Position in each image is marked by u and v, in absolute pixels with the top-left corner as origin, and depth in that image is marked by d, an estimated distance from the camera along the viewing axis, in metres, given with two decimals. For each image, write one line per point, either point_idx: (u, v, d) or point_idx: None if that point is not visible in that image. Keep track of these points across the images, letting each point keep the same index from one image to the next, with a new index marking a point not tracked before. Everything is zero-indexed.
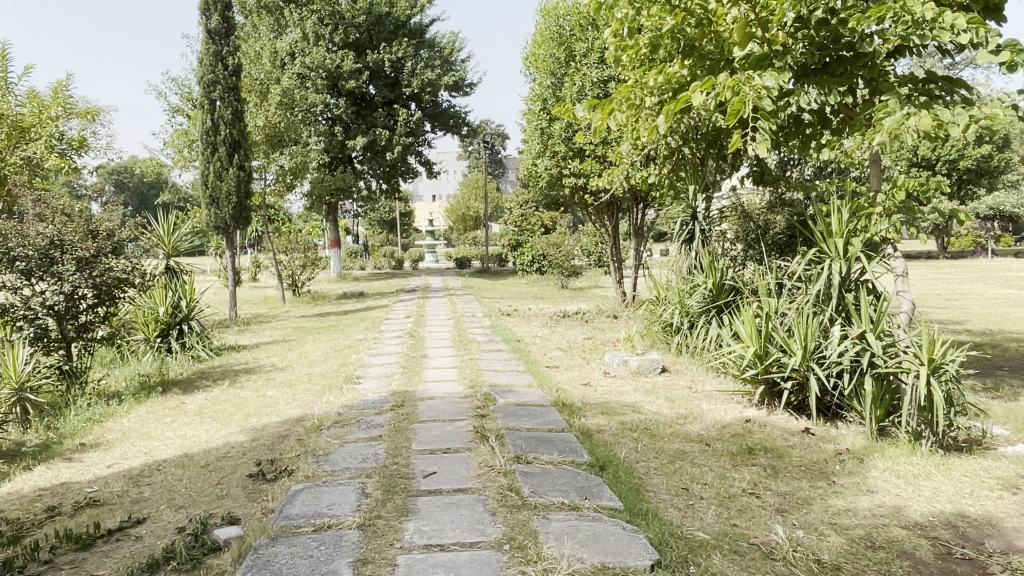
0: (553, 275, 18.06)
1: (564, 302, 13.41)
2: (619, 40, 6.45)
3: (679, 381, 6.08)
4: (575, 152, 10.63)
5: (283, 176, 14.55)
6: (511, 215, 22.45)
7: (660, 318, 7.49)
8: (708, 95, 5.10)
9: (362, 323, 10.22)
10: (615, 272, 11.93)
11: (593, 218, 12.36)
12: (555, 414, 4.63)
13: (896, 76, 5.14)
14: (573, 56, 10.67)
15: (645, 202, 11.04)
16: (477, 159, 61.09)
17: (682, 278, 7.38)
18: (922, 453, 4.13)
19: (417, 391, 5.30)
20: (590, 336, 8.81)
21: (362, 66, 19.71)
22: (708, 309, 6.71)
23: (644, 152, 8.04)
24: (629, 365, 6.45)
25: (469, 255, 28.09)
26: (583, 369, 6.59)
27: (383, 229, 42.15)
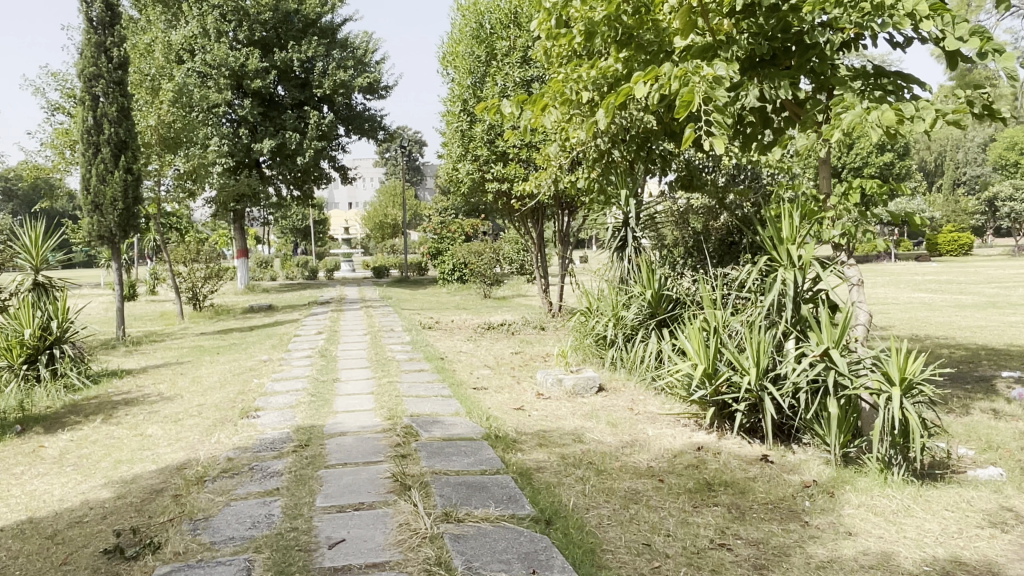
0: (475, 283, 17.48)
1: (488, 313, 12.82)
2: (547, 31, 5.89)
3: (619, 402, 5.55)
4: (498, 155, 10.06)
5: (181, 181, 13.43)
6: (430, 223, 21.72)
7: (593, 331, 6.94)
8: (651, 88, 4.56)
9: (268, 341, 9.33)
10: (540, 280, 11.42)
11: (517, 224, 11.82)
12: (487, 450, 3.99)
13: (847, 70, 4.77)
14: (494, 55, 10.12)
15: (572, 211, 10.74)
16: (394, 165, 60.11)
17: (615, 288, 6.86)
18: (896, 483, 3.71)
19: (325, 425, 4.58)
20: (518, 351, 8.22)
21: (270, 65, 18.63)
22: (646, 320, 6.22)
23: (572, 155, 7.52)
24: (563, 386, 5.86)
25: (387, 264, 27.18)
26: (513, 391, 5.96)
27: (295, 237, 40.62)
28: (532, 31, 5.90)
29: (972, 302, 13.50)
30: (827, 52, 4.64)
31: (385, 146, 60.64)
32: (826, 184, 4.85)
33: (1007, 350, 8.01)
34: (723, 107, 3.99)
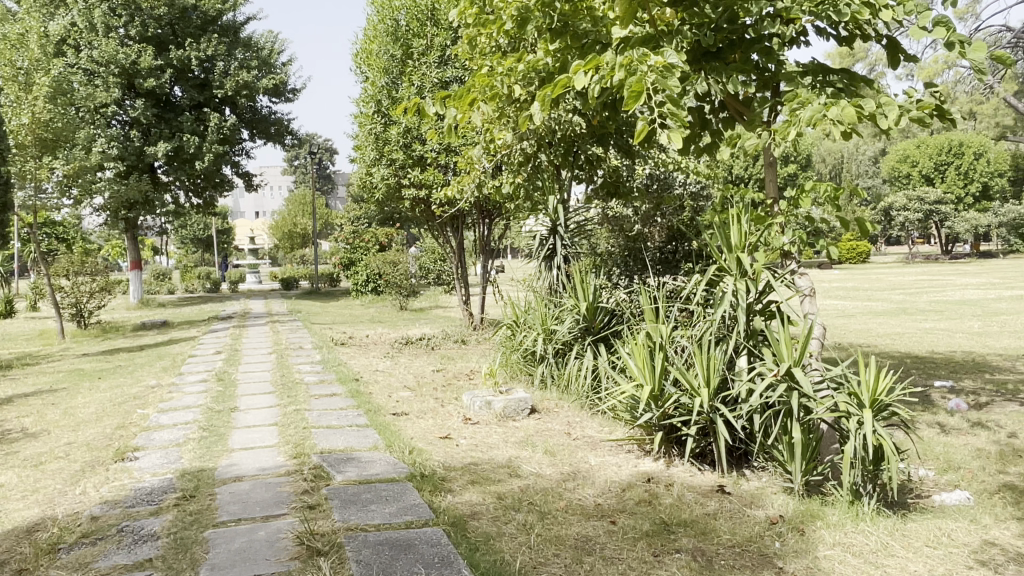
0: (390, 295, 16.71)
1: (404, 327, 12.14)
2: (469, 20, 5.38)
3: (555, 426, 5.04)
4: (415, 160, 9.47)
5: (61, 187, 12.19)
6: (341, 232, 20.80)
7: (520, 345, 6.43)
8: (592, 79, 4.11)
9: (159, 362, 8.38)
10: (460, 290, 10.88)
11: (435, 232, 11.23)
12: (412, 495, 3.42)
13: (795, 66, 4.47)
14: (410, 53, 9.53)
15: (493, 218, 10.26)
16: (304, 174, 58.25)
17: (544, 299, 6.39)
18: (868, 516, 3.34)
19: (217, 469, 3.88)
20: (439, 368, 7.62)
21: (165, 63, 17.40)
22: (579, 334, 5.76)
23: (496, 159, 7.06)
24: (492, 409, 5.35)
25: (297, 276, 26.00)
26: (437, 416, 5.38)
27: (197, 248, 38.57)
28: (453, 20, 5.37)
29: (884, 309, 13.71)
30: (775, 44, 4.32)
31: (294, 153, 58.69)
32: (773, 188, 4.53)
33: (933, 358, 7.95)
34: (676, 98, 3.57)
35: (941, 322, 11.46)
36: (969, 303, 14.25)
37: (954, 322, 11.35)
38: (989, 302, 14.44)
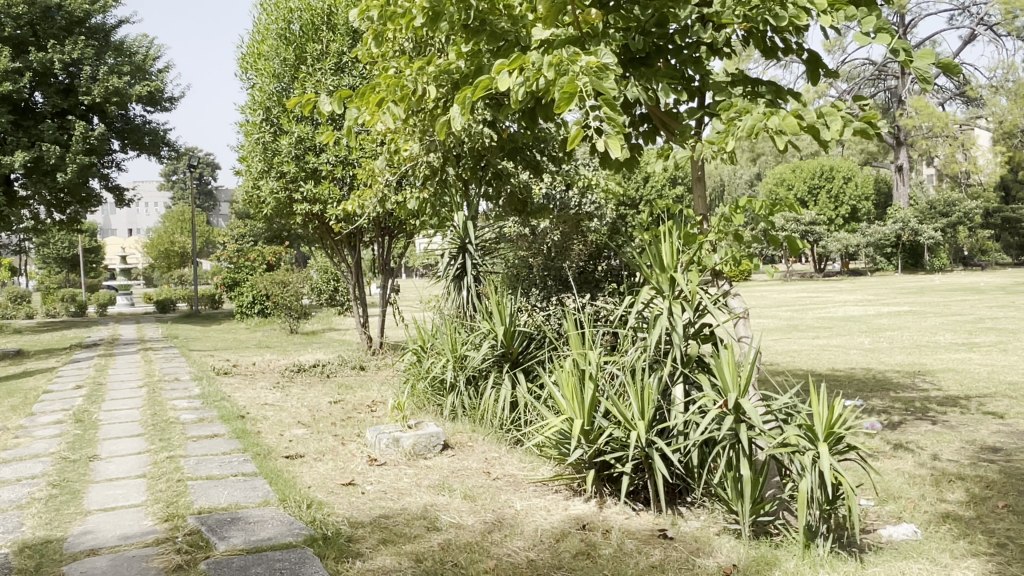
0: (278, 317, 15.70)
1: (295, 352, 11.30)
2: (371, 18, 4.85)
3: (472, 464, 4.55)
4: (308, 172, 8.79)
5: None
6: (224, 250, 19.49)
7: (427, 373, 5.91)
8: (516, 81, 3.69)
9: (7, 399, 7.27)
10: (357, 313, 10.23)
11: (329, 251, 10.54)
12: (314, 564, 2.85)
13: (724, 76, 4.23)
14: (303, 58, 8.87)
15: (392, 236, 9.73)
16: (183, 189, 55.20)
17: (453, 323, 5.91)
18: (828, 562, 3.03)
19: (66, 540, 3.16)
20: (336, 399, 6.96)
21: (23, 66, 15.77)
22: (494, 363, 5.33)
23: (400, 171, 6.59)
24: (401, 447, 4.80)
25: (174, 297, 24.25)
26: (336, 458, 4.77)
27: (61, 267, 35.55)
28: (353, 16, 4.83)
29: (777, 326, 14.03)
30: (705, 52, 4.07)
31: (172, 167, 55.48)
32: (703, 204, 4.26)
33: (837, 376, 8.00)
34: (614, 101, 3.15)
35: (833, 338, 11.75)
36: (853, 319, 14.81)
37: (845, 339, 11.67)
38: (870, 317, 15.09)
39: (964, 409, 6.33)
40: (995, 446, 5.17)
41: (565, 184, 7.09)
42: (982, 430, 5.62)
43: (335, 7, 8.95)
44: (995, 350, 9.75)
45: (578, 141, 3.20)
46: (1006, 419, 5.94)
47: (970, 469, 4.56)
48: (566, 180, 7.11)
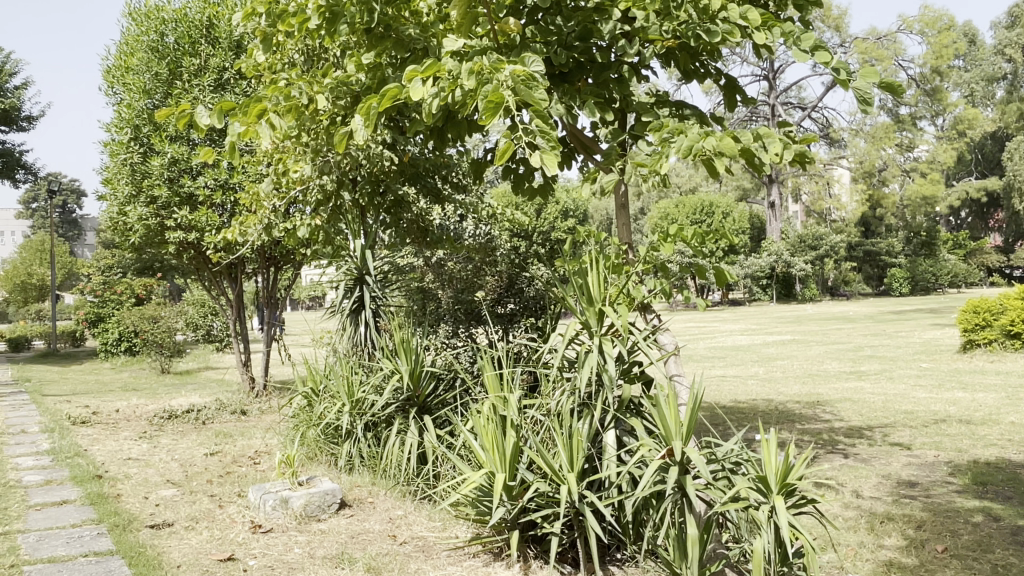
0: (148, 355, 14.38)
1: (166, 395, 10.24)
2: (259, 20, 4.28)
3: (374, 526, 3.99)
4: (183, 198, 8.01)
5: None
6: (88, 282, 17.84)
7: (319, 418, 5.29)
8: (429, 90, 3.22)
9: None
10: (237, 350, 9.38)
11: (206, 283, 9.64)
12: None
13: (647, 96, 3.93)
14: (178, 74, 8.10)
15: (278, 267, 9.07)
16: (42, 217, 51.04)
17: (349, 363, 5.32)
18: None
19: None
20: (213, 451, 6.17)
21: None
22: (398, 409, 4.80)
23: (288, 194, 5.97)
24: (289, 508, 4.18)
25: (27, 335, 22.00)
26: (213, 526, 4.09)
27: None
28: (236, 16, 4.24)
29: None
30: (628, 71, 3.77)
31: (30, 193, 51.30)
32: (627, 233, 3.95)
33: (741, 408, 7.94)
34: (546, 113, 2.74)
35: (729, 368, 11.88)
36: (744, 349, 15.16)
37: (740, 369, 11.83)
38: (758, 347, 15.48)
39: (871, 441, 6.34)
40: (911, 481, 5.12)
41: (462, 216, 6.80)
42: (894, 463, 5.59)
43: (216, 20, 8.28)
44: (882, 379, 10.09)
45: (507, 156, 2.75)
46: (913, 450, 5.97)
47: (896, 508, 4.42)
48: (466, 212, 6.84)
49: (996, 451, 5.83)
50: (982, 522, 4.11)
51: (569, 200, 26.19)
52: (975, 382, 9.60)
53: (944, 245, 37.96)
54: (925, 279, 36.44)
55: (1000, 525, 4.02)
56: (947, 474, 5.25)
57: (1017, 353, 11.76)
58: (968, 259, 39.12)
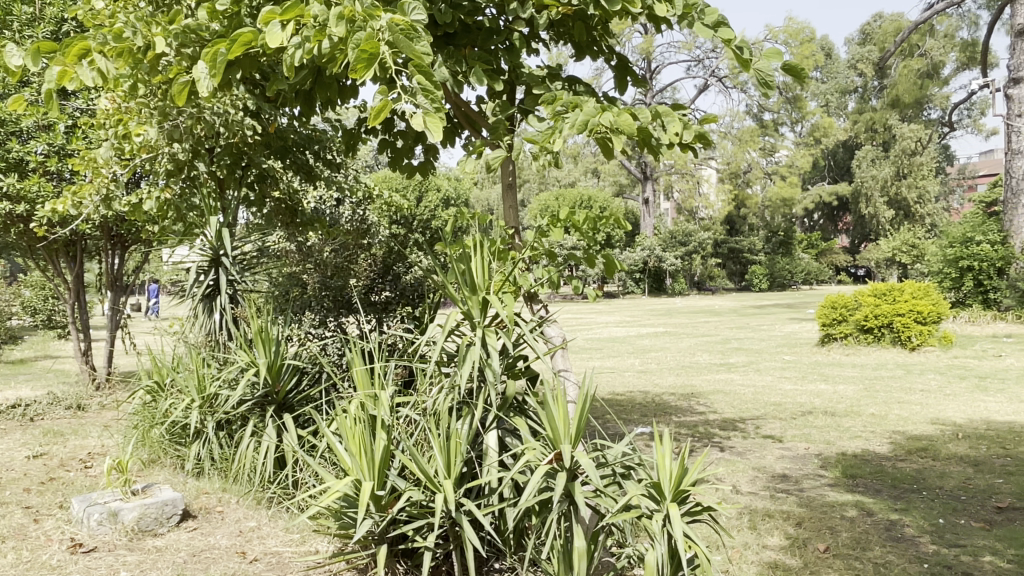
0: None
1: None
2: None
3: (220, 541, 3.49)
4: (11, 162, 7.00)
5: None
6: None
7: (164, 416, 4.68)
8: (294, 39, 2.76)
9: None
10: (77, 339, 8.39)
11: (41, 262, 8.57)
12: None
13: (540, 69, 3.62)
14: (6, 21, 7.06)
15: (125, 247, 8.17)
16: None
17: (199, 355, 4.72)
18: None
19: None
20: (37, 453, 5.38)
21: None
22: (254, 406, 4.28)
23: (133, 161, 5.27)
24: (119, 523, 3.59)
25: None
26: (22, 547, 3.44)
27: None
28: None
29: None
30: (519, 39, 3.46)
31: None
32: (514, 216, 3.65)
33: (621, 401, 7.90)
34: (428, 68, 2.36)
35: (606, 359, 11.94)
36: (619, 340, 15.37)
37: (617, 360, 11.91)
38: (634, 338, 15.76)
39: (744, 433, 6.40)
40: (784, 474, 5.14)
41: (338, 199, 6.31)
42: (768, 456, 5.63)
43: None
44: (750, 371, 10.42)
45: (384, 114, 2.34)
46: (784, 443, 6.07)
47: (775, 503, 4.38)
48: (341, 194, 6.36)
49: (860, 442, 6.03)
50: (856, 516, 4.13)
51: (451, 188, 25.73)
52: (833, 374, 10.09)
53: (799, 245, 40.54)
54: (782, 276, 38.79)
55: (874, 520, 4.06)
56: (818, 467, 5.33)
57: (869, 347, 12.53)
58: (819, 258, 42.00)
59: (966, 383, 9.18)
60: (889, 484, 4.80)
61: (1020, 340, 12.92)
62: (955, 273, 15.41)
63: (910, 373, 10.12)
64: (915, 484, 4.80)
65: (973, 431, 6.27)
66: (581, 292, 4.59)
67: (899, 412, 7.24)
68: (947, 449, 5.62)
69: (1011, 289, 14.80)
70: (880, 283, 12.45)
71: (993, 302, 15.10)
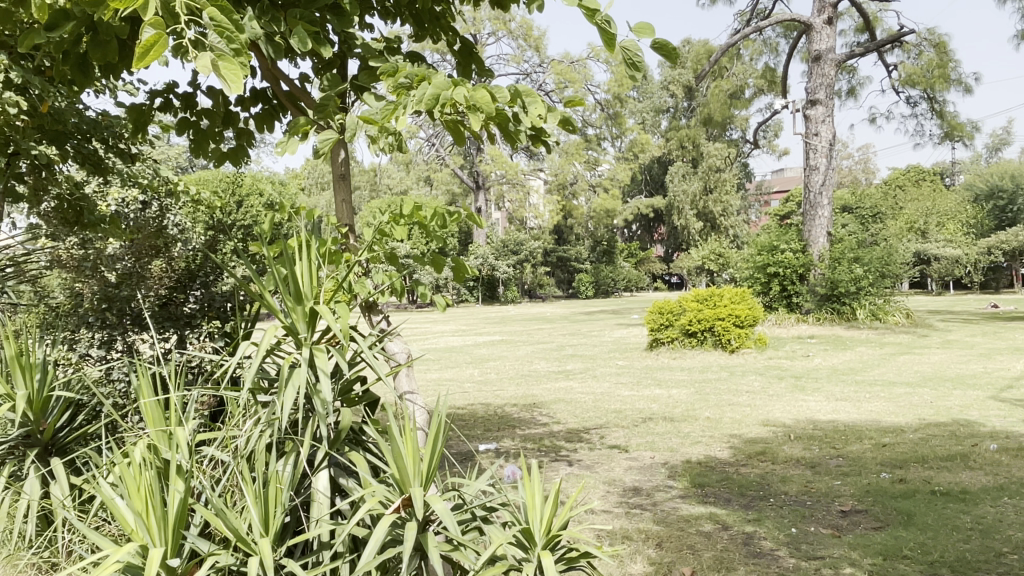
0: None
1: None
2: None
3: None
4: None
5: None
6: None
7: None
8: None
9: None
10: None
11: None
12: None
13: (375, 41, 3.10)
14: None
15: None
16: None
17: None
18: None
19: None
20: None
21: None
22: (12, 450, 3.41)
23: None
24: None
25: None
26: None
27: None
28: None
29: None
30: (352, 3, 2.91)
31: None
32: (348, 212, 3.10)
33: (461, 415, 7.46)
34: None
35: (443, 371, 11.46)
36: (455, 350, 14.97)
37: (454, 371, 11.46)
38: (469, 348, 15.40)
39: (590, 445, 6.18)
40: (635, 487, 4.93)
41: (144, 202, 5.39)
42: (617, 469, 5.41)
43: None
44: (587, 378, 10.39)
45: (160, 53, 1.76)
46: (630, 452, 5.90)
47: (631, 521, 4.12)
48: (147, 195, 5.42)
49: (703, 448, 6.00)
50: (713, 531, 3.95)
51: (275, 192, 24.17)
52: (666, 378, 10.29)
53: (621, 253, 42.36)
54: (606, 283, 40.37)
55: (731, 534, 3.89)
56: (667, 478, 5.17)
57: (694, 350, 13.00)
58: (639, 266, 44.23)
59: (784, 383, 9.67)
60: (737, 493, 4.72)
61: (821, 341, 14.01)
62: (764, 278, 16.57)
63: (734, 375, 10.55)
64: (761, 491, 4.76)
65: (802, 431, 6.47)
66: (424, 301, 4.12)
67: (731, 415, 7.39)
68: (783, 452, 5.70)
69: (811, 293, 16.01)
70: (701, 289, 13.23)
71: (796, 306, 16.32)
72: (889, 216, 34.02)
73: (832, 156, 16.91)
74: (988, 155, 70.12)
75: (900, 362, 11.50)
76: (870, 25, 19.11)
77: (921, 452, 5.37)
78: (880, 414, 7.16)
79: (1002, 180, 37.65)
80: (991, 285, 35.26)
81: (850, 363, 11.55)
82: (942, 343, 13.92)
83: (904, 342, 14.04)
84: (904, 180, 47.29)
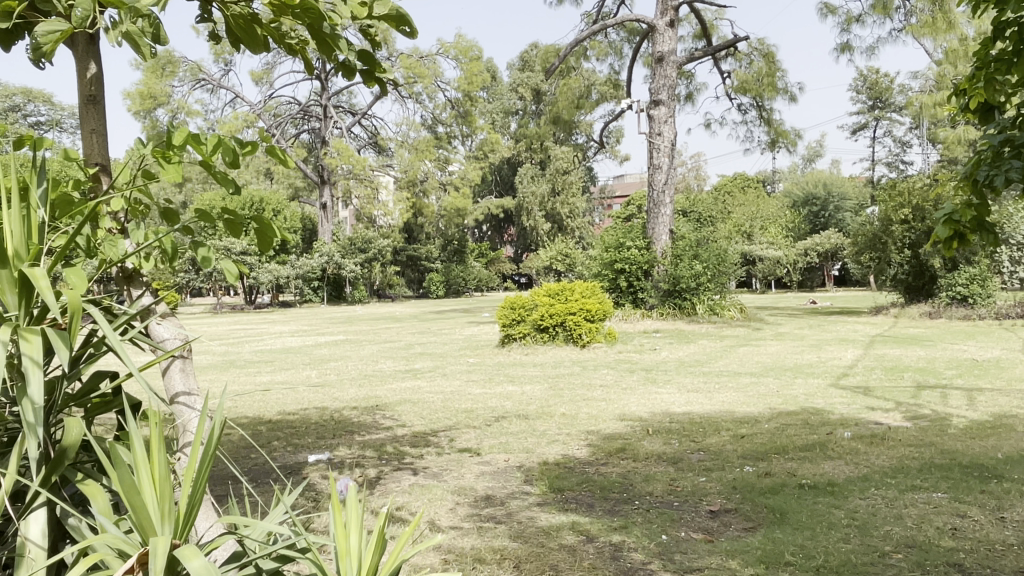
0: None
1: None
2: None
3: None
4: None
5: None
6: None
7: None
8: None
9: None
10: None
11: None
12: None
13: None
14: None
15: None
16: None
17: None
18: None
19: None
20: None
21: None
22: None
23: None
24: None
25: None
26: None
27: None
28: None
29: (212, 362, 12.06)
30: None
31: None
32: (99, 146, 2.33)
33: (290, 422, 6.57)
34: None
35: (277, 374, 10.38)
36: (293, 351, 13.83)
37: (290, 374, 10.41)
38: (308, 348, 14.28)
39: (438, 449, 5.54)
40: (487, 496, 4.35)
41: None
42: (467, 475, 4.81)
43: None
44: (436, 376, 9.73)
45: None
46: (481, 456, 5.33)
47: (484, 539, 3.53)
48: None
49: (559, 447, 5.53)
50: (577, 544, 3.44)
51: None
52: (518, 375, 9.85)
53: (471, 253, 42.06)
54: (457, 283, 39.95)
55: (597, 546, 3.40)
56: (522, 483, 4.64)
57: (545, 345, 12.71)
58: (489, 265, 44.16)
59: (635, 376, 9.53)
60: (600, 496, 4.26)
61: (666, 334, 14.21)
62: (611, 274, 16.57)
63: (585, 370, 10.30)
64: (625, 492, 4.33)
65: (658, 425, 6.20)
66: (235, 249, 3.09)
67: (586, 410, 7.04)
68: (643, 448, 5.35)
69: (654, 289, 16.37)
70: (552, 283, 12.94)
71: (640, 301, 16.56)
72: (720, 219, 36.01)
73: (674, 156, 17.35)
74: (803, 165, 76.54)
75: (741, 354, 11.79)
76: (707, 32, 19.86)
77: (780, 443, 5.20)
78: (731, 404, 7.06)
79: (816, 188, 41.09)
80: (807, 284, 38.37)
81: (696, 355, 11.68)
82: (775, 335, 14.57)
83: (741, 335, 14.54)
84: (732, 186, 50.58)
